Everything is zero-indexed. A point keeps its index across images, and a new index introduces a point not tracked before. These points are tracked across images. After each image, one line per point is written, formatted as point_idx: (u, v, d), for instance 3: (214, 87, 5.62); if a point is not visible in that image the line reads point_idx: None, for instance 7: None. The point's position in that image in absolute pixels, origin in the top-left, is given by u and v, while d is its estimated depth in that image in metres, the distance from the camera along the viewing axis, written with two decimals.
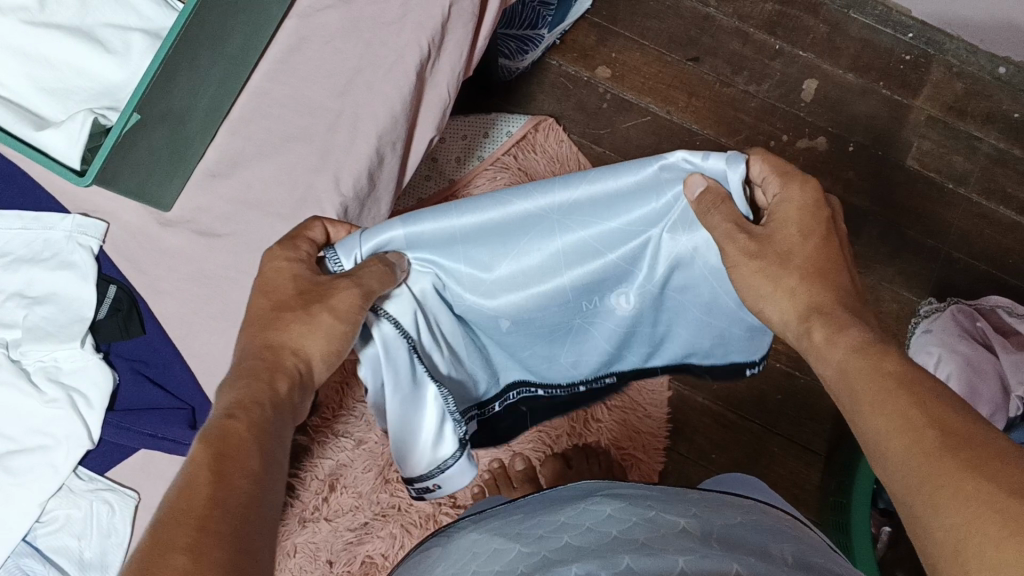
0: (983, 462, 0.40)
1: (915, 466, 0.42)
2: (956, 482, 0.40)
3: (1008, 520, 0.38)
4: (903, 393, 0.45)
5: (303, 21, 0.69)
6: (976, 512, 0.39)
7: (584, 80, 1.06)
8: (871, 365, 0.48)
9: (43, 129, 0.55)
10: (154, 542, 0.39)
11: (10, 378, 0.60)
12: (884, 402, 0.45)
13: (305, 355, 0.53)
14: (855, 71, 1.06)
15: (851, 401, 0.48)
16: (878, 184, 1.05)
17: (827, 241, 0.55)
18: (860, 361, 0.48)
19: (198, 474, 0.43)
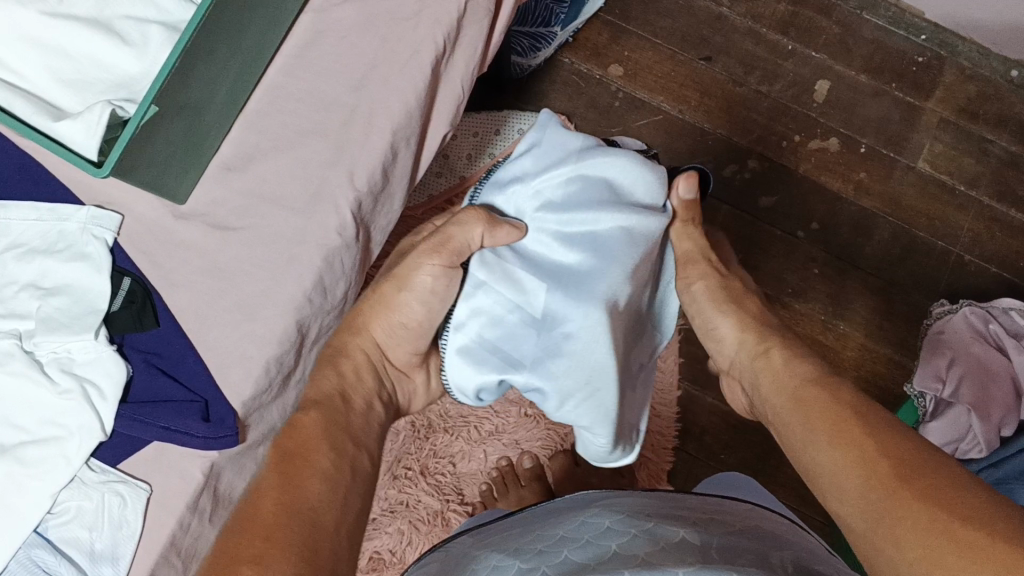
0: (916, 478, 0.51)
1: (864, 486, 0.53)
2: (883, 490, 0.52)
3: (955, 539, 0.47)
4: (846, 424, 0.58)
5: (319, 15, 0.69)
6: (927, 541, 0.48)
7: (597, 78, 1.05)
8: (820, 402, 0.61)
9: (61, 120, 0.55)
10: (244, 535, 0.52)
11: (22, 369, 0.61)
12: (835, 434, 0.58)
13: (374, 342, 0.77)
14: (868, 72, 1.05)
15: (797, 434, 0.62)
16: (890, 186, 1.05)
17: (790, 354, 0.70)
18: (813, 395, 0.63)
19: (272, 480, 0.57)
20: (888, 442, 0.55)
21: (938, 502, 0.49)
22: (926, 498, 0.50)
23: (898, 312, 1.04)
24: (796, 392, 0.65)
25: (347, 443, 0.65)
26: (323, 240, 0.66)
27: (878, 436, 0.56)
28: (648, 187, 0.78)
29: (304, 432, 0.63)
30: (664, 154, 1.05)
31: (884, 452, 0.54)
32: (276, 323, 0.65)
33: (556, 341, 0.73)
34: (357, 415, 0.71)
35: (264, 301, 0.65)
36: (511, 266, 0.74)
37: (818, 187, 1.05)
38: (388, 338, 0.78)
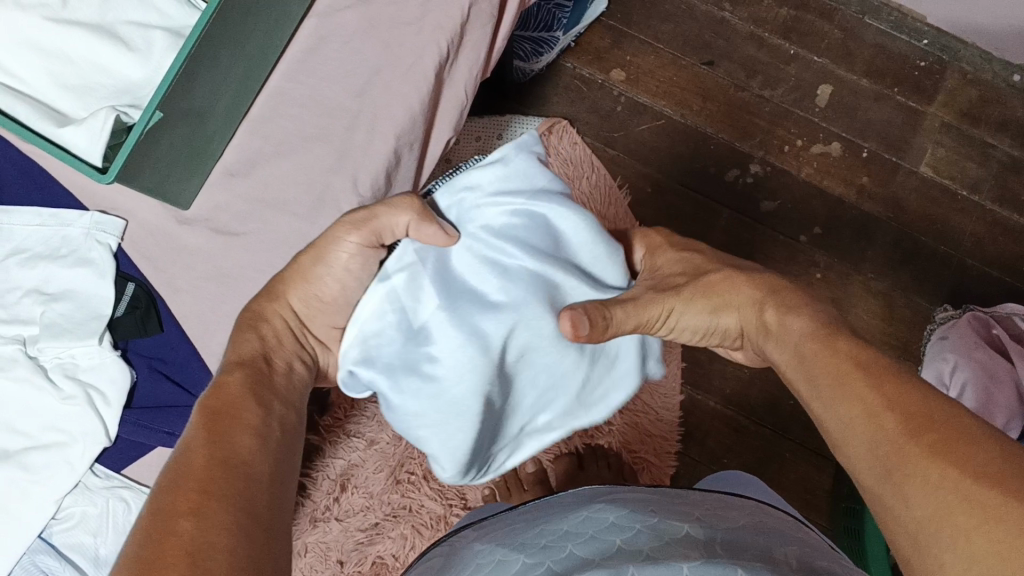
0: (927, 429, 0.42)
1: (871, 441, 0.45)
2: (882, 440, 0.44)
3: (977, 505, 0.38)
4: (854, 377, 0.48)
5: (322, 21, 0.69)
6: (948, 507, 0.39)
7: (599, 83, 1.05)
8: (827, 355, 0.51)
9: (65, 126, 0.55)
10: (154, 514, 0.39)
11: (26, 374, 0.61)
12: (838, 389, 0.49)
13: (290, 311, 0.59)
14: (869, 77, 1.05)
15: (803, 383, 0.52)
16: (891, 191, 1.05)
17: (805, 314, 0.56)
18: (815, 348, 0.52)
19: (198, 440, 0.44)
20: (892, 390, 0.46)
21: (948, 449, 0.41)
22: (945, 452, 0.41)
23: (902, 316, 1.03)
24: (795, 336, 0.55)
25: (278, 406, 0.51)
26: None
27: (879, 382, 0.47)
28: (606, 261, 0.66)
29: (228, 391, 0.49)
30: (666, 158, 1.05)
31: (889, 402, 0.45)
32: None
33: (417, 359, 0.60)
34: (284, 379, 0.55)
35: None
36: (428, 269, 0.61)
37: (820, 191, 1.05)
38: (308, 309, 0.60)
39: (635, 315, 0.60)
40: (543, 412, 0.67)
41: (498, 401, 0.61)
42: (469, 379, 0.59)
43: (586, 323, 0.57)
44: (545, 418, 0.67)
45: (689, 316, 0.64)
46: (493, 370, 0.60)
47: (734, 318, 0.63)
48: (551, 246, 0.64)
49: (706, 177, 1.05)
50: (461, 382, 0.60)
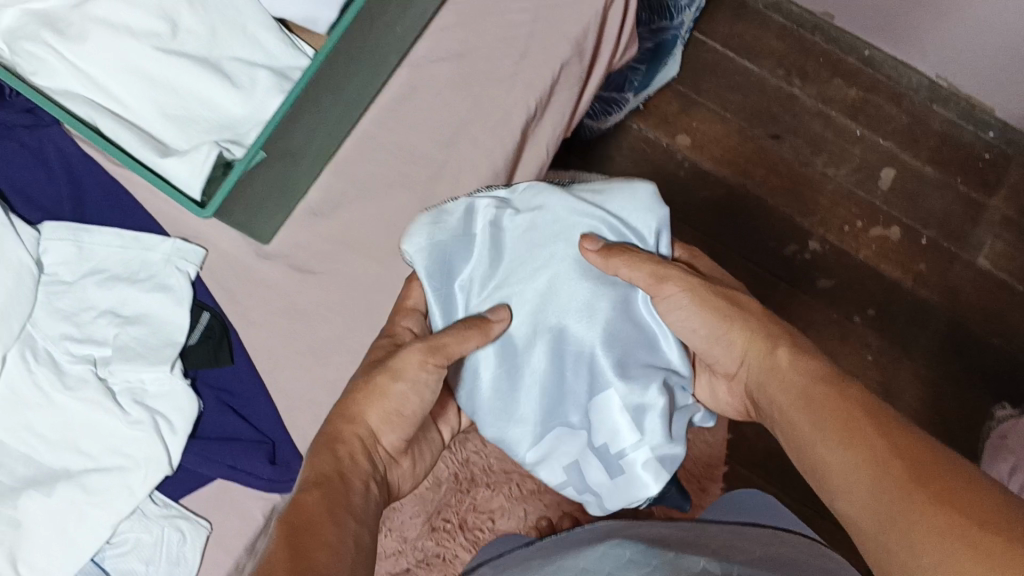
0: (932, 478, 0.44)
1: (874, 486, 0.45)
2: (887, 487, 0.45)
3: (991, 558, 0.40)
4: (856, 419, 0.48)
5: (415, 70, 0.69)
6: (958, 560, 0.40)
7: (664, 146, 1.06)
8: (827, 392, 0.50)
9: (168, 156, 0.55)
10: None
11: (95, 396, 0.61)
12: (841, 431, 0.48)
13: (364, 425, 0.56)
14: (934, 164, 1.05)
15: (795, 419, 0.52)
16: (947, 280, 1.04)
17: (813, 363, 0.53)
18: (818, 385, 0.51)
19: (280, 559, 0.43)
20: (894, 435, 0.46)
21: (964, 511, 0.42)
22: (960, 512, 0.42)
23: (949, 406, 1.03)
24: (790, 367, 0.53)
25: (353, 521, 0.49)
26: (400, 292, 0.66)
27: (875, 425, 0.47)
28: (622, 207, 0.60)
29: (300, 512, 0.47)
30: (725, 226, 1.05)
31: (892, 448, 0.46)
32: (347, 371, 0.65)
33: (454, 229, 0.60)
34: (363, 497, 0.52)
35: (338, 348, 0.65)
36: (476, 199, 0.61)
37: (877, 274, 1.05)
38: (383, 424, 0.57)
39: (649, 263, 0.56)
40: (564, 340, 0.58)
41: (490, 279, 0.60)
42: (451, 240, 0.59)
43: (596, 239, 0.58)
44: (574, 364, 0.58)
45: (693, 316, 0.57)
46: (492, 250, 0.60)
47: (742, 346, 0.57)
48: (580, 195, 0.60)
49: (765, 250, 1.05)
50: (451, 238, 0.59)
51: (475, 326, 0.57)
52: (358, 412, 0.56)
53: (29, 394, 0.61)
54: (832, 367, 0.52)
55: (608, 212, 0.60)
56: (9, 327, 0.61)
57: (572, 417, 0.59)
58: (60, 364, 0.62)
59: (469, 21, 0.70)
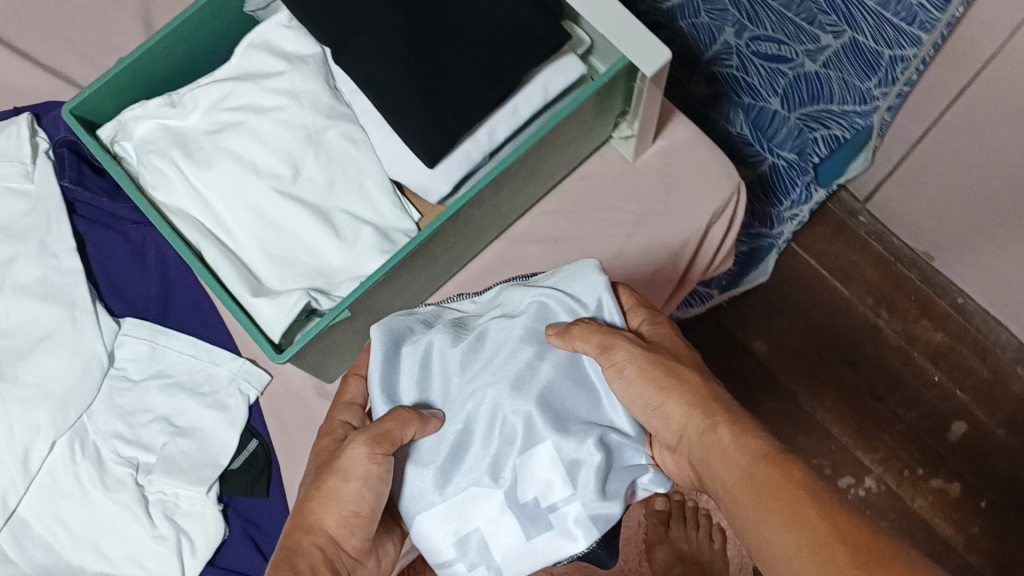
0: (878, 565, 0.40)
1: None
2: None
3: None
4: (800, 501, 0.44)
5: (511, 246, 0.70)
6: None
7: (738, 347, 1.06)
8: (778, 478, 0.45)
9: (259, 296, 0.57)
10: None
11: (128, 501, 0.62)
12: (785, 517, 0.43)
13: (321, 529, 0.53)
14: (1008, 427, 1.02)
15: (745, 510, 0.46)
16: (1001, 551, 1.01)
17: (748, 437, 0.47)
18: (765, 469, 0.45)
19: None
20: (840, 519, 0.42)
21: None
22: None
23: None
24: (735, 447, 0.47)
25: None
26: None
27: (833, 518, 0.42)
28: (576, 288, 0.56)
29: None
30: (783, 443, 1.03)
31: (856, 553, 0.41)
32: None
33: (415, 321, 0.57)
34: None
35: None
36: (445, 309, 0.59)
37: (929, 528, 1.01)
38: (342, 528, 0.53)
39: (604, 334, 0.52)
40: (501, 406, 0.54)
41: (442, 364, 0.56)
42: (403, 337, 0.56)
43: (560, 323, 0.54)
44: (508, 430, 0.53)
45: (635, 389, 0.52)
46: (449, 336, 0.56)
47: (680, 418, 0.51)
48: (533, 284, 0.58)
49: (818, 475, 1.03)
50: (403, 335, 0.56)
51: (414, 415, 0.53)
52: (314, 519, 0.53)
53: (68, 485, 0.63)
54: (774, 446, 0.47)
55: (560, 289, 0.56)
56: (64, 419, 0.63)
57: (503, 474, 0.53)
58: (104, 462, 0.64)
59: (574, 210, 0.70)
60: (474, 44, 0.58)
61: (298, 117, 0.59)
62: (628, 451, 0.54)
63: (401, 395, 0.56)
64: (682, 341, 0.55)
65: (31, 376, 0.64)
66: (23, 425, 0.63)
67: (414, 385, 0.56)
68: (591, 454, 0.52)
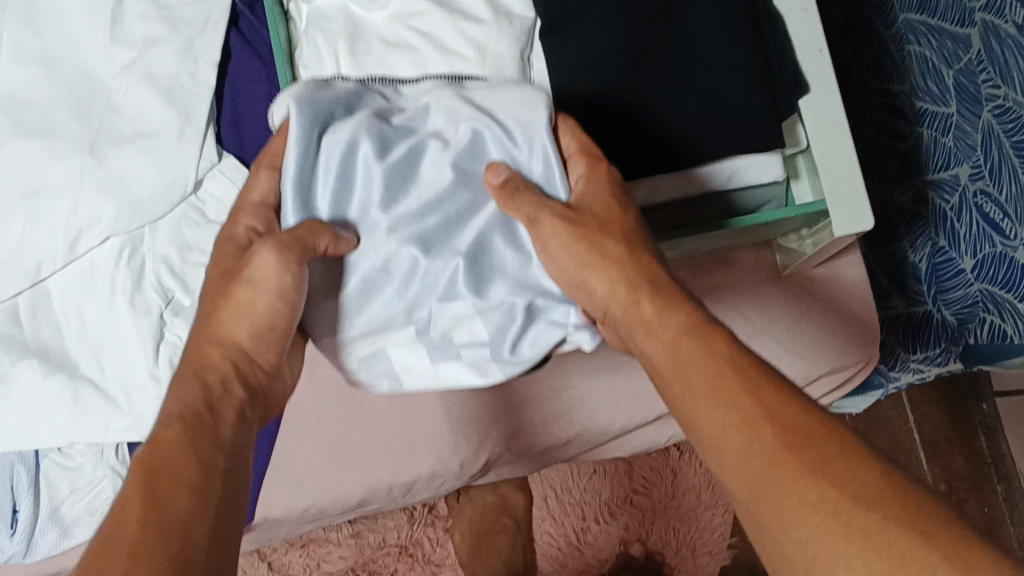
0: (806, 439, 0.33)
1: (742, 455, 0.34)
2: (799, 493, 0.32)
3: (869, 536, 0.30)
4: (727, 374, 0.36)
5: None
6: (829, 530, 0.31)
7: None
8: (707, 361, 0.37)
9: None
10: None
11: (144, 329, 0.62)
12: (708, 390, 0.36)
13: (232, 341, 0.42)
14: None
15: (679, 393, 0.38)
16: None
17: (672, 308, 0.40)
18: (689, 346, 0.38)
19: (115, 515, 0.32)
20: (767, 391, 0.35)
21: (887, 516, 0.30)
22: (880, 515, 0.30)
23: None
24: (656, 321, 0.40)
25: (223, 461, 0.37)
26: (438, 457, 0.62)
27: (763, 399, 0.35)
28: (516, 116, 0.44)
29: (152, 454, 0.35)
30: None
31: (785, 440, 0.33)
32: (347, 492, 0.62)
33: (339, 105, 0.44)
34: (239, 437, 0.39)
35: (356, 456, 0.62)
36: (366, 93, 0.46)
37: None
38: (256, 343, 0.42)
39: (538, 206, 0.43)
40: (434, 253, 0.44)
41: (367, 176, 0.44)
42: (315, 120, 0.43)
43: (501, 170, 0.44)
44: (430, 278, 0.45)
45: (571, 260, 0.43)
46: (370, 131, 0.44)
47: (603, 295, 0.42)
48: (467, 92, 0.45)
49: None
50: (316, 119, 0.43)
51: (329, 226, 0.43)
52: (225, 331, 0.42)
53: (101, 283, 0.63)
54: (702, 318, 0.40)
55: (500, 117, 0.45)
56: (126, 223, 0.62)
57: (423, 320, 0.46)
58: (143, 281, 0.63)
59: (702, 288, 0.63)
60: (684, 89, 0.51)
61: (469, 71, 0.54)
62: (553, 310, 0.45)
63: (315, 205, 0.45)
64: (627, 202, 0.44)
65: (117, 166, 0.62)
66: (87, 209, 0.62)
67: (331, 188, 0.44)
68: (513, 320, 0.44)
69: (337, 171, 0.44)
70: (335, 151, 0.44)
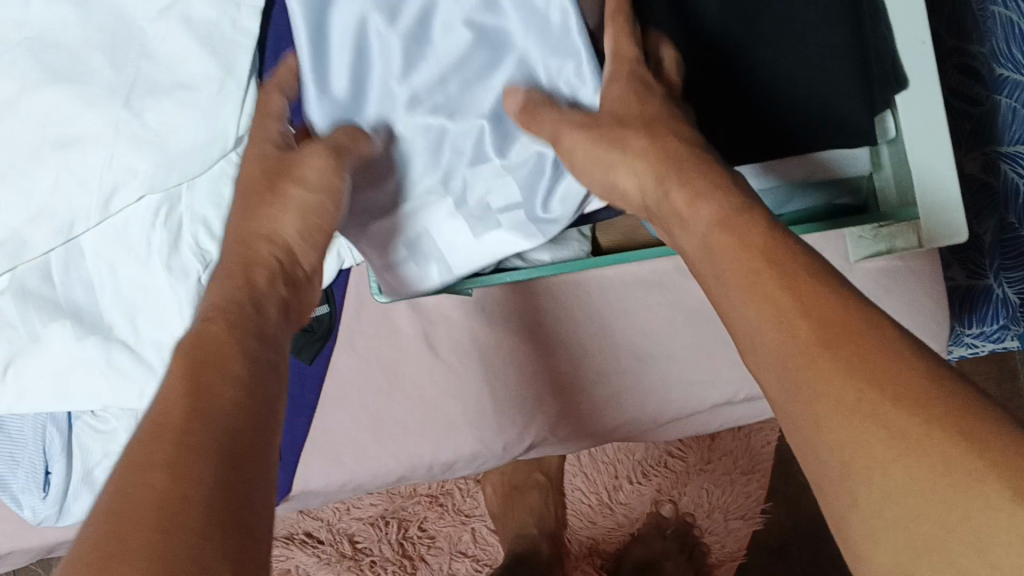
0: (845, 335, 0.29)
1: (775, 351, 0.30)
2: (827, 388, 0.28)
3: (887, 426, 0.26)
4: (758, 267, 0.31)
5: (679, 271, 0.60)
6: (865, 437, 0.27)
7: None
8: (744, 253, 0.32)
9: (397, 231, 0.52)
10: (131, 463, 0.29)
11: (182, 294, 0.60)
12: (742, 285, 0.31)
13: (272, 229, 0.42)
14: None
15: (718, 287, 0.34)
16: None
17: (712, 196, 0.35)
18: (724, 239, 0.33)
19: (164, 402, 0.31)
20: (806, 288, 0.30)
21: (922, 410, 0.26)
22: (922, 416, 0.26)
23: None
24: (689, 212, 0.35)
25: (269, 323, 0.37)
26: (482, 438, 0.61)
27: (795, 289, 0.30)
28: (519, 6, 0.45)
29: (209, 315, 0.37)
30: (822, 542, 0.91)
31: (801, 305, 0.30)
32: (385, 465, 0.61)
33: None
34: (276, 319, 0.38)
35: (398, 431, 0.60)
36: None
37: None
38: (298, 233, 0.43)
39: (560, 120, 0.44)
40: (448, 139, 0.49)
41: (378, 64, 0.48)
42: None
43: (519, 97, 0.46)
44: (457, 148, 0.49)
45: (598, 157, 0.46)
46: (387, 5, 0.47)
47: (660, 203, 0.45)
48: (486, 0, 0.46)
49: None
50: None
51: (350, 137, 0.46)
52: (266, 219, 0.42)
53: (136, 242, 0.60)
54: (734, 204, 0.34)
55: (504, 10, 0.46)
56: (162, 180, 0.58)
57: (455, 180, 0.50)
58: (180, 242, 0.60)
59: None
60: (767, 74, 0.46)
61: None
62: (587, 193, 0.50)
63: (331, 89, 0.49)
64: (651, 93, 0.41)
65: (154, 119, 0.58)
66: (122, 164, 0.58)
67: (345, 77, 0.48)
68: (565, 250, 0.56)
69: (349, 61, 0.48)
70: (345, 44, 0.48)
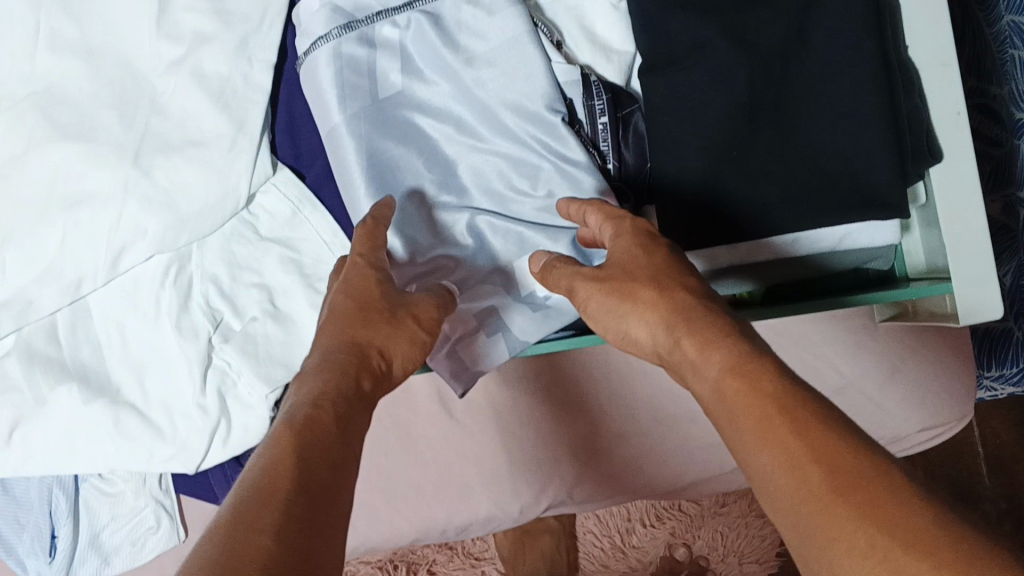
0: (856, 484, 0.26)
1: (791, 502, 0.27)
2: (840, 537, 0.25)
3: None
4: (770, 412, 0.29)
5: None
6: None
7: None
8: (748, 401, 0.29)
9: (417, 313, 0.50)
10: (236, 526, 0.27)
11: (192, 357, 0.58)
12: (754, 430, 0.29)
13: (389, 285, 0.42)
14: None
15: (733, 440, 0.30)
16: None
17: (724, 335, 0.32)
18: (734, 387, 0.30)
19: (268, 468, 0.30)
20: (815, 432, 0.28)
21: (927, 559, 0.24)
22: (928, 562, 0.23)
23: None
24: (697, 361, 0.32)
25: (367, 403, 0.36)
26: (499, 502, 0.59)
27: (805, 437, 0.28)
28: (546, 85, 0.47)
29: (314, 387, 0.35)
30: None
31: (807, 450, 0.27)
32: (401, 531, 0.59)
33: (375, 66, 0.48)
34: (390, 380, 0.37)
35: (412, 495, 0.59)
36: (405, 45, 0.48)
37: None
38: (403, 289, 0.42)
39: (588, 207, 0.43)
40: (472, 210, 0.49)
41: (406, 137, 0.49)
42: (374, 94, 0.48)
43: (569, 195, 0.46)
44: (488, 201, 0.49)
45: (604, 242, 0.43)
46: (439, 111, 0.49)
47: None
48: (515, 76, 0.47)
49: None
50: (372, 85, 0.48)
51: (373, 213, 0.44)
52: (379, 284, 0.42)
53: (144, 302, 0.59)
54: (746, 350, 0.31)
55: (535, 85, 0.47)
56: (172, 240, 0.58)
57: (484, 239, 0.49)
58: (190, 302, 0.59)
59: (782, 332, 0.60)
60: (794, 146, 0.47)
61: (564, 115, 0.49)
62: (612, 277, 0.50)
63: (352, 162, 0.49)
64: (657, 241, 0.38)
65: (164, 178, 0.57)
66: (131, 224, 0.57)
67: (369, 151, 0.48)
68: None
69: (374, 133, 0.48)
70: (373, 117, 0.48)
